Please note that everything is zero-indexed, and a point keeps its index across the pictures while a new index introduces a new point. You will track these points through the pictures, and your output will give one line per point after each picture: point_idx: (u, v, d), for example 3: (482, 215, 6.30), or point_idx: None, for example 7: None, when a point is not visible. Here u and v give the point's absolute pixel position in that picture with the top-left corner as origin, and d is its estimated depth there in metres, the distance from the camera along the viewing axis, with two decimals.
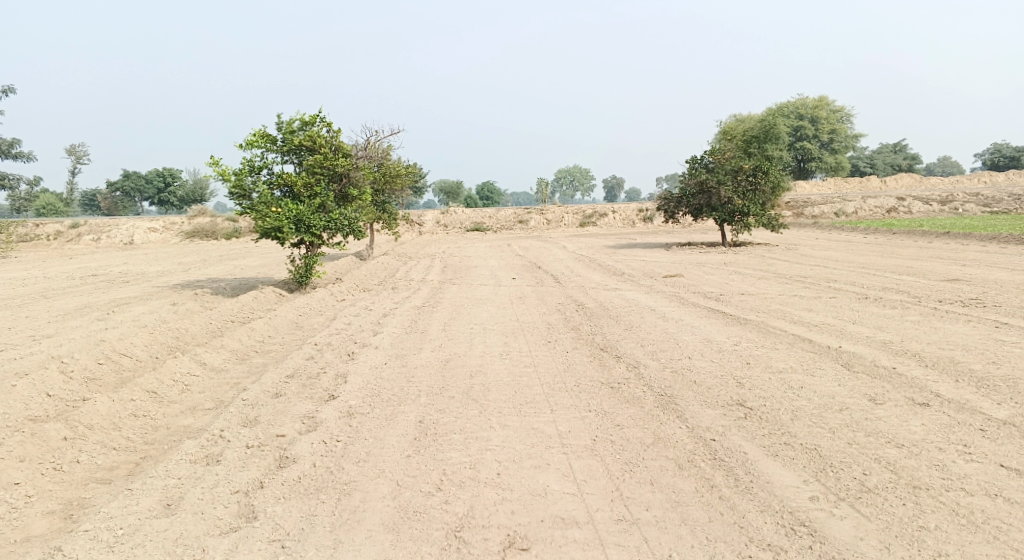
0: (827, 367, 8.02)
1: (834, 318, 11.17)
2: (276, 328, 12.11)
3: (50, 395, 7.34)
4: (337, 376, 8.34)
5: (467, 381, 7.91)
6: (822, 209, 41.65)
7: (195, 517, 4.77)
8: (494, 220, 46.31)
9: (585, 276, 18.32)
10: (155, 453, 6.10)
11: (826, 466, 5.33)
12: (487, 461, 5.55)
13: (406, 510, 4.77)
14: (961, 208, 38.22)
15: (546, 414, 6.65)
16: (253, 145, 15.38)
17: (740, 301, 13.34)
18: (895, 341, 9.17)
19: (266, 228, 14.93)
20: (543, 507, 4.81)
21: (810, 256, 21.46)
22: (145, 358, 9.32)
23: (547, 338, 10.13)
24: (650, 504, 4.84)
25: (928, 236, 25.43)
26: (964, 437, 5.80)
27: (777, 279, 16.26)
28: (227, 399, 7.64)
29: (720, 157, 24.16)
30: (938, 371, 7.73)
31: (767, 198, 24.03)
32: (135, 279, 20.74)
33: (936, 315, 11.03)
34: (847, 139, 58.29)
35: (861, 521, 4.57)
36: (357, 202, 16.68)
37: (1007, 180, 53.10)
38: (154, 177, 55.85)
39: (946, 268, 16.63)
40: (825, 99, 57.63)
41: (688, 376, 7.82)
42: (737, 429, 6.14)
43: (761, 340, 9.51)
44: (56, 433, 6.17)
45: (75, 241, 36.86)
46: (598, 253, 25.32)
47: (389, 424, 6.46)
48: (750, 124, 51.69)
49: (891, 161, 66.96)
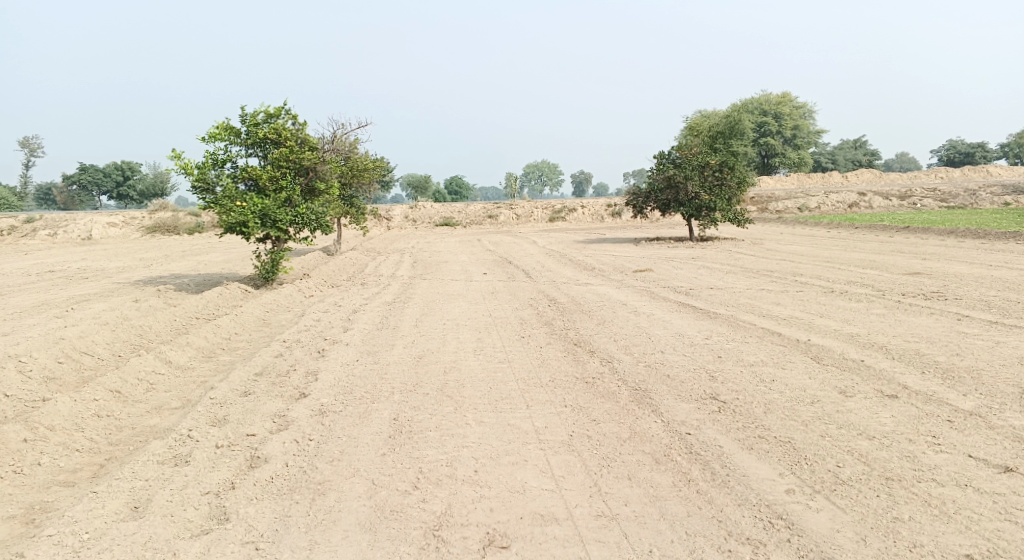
0: (797, 360, 8.12)
1: (802, 312, 11.33)
2: (243, 325, 11.87)
3: (8, 395, 7.08)
4: (307, 373, 8.20)
5: (441, 377, 7.83)
6: (786, 204, 42.36)
7: (164, 520, 4.63)
8: (463, 215, 46.12)
9: (556, 271, 18.34)
10: (121, 454, 5.91)
11: (801, 459, 5.39)
12: (464, 458, 5.49)
13: (383, 510, 4.69)
14: (919, 203, 39.18)
15: (522, 410, 6.62)
16: (216, 138, 15.05)
17: (710, 295, 13.46)
18: (862, 334, 9.33)
19: (231, 222, 14.64)
20: (522, 504, 4.77)
21: (776, 251, 21.79)
22: (107, 356, 9.06)
23: (520, 334, 10.10)
24: (629, 499, 4.83)
25: (889, 231, 26.01)
26: (933, 428, 5.92)
27: (745, 274, 16.46)
28: (194, 398, 7.45)
29: (687, 153, 24.36)
30: (904, 363, 7.89)
31: (733, 193, 24.30)
32: (94, 276, 20.18)
33: (900, 308, 11.27)
34: (809, 135, 59.33)
35: (837, 513, 4.63)
36: (325, 196, 16.43)
37: (963, 175, 54.58)
38: (113, 170, 54.42)
39: (907, 262, 17.01)
40: (788, 95, 58.56)
41: (662, 370, 7.85)
42: (712, 423, 6.17)
43: (732, 334, 9.60)
44: (15, 435, 5.95)
45: (30, 236, 35.74)
46: (568, 248, 25.38)
47: (363, 422, 6.36)
48: (716, 120, 52.30)
49: (852, 157, 68.37)
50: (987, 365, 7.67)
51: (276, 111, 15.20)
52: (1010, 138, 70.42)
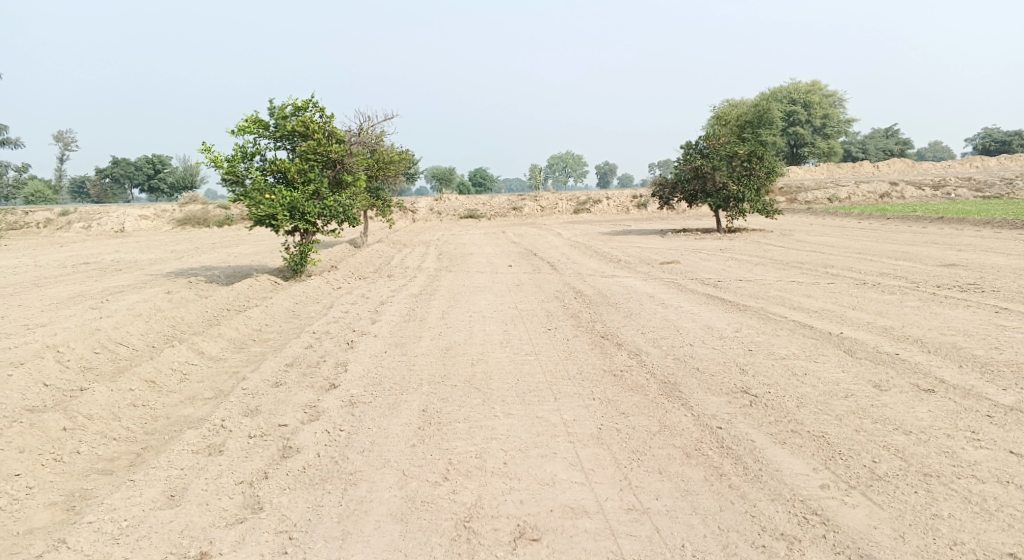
0: (829, 354, 8.00)
1: (834, 304, 11.15)
2: (273, 316, 12.00)
3: (47, 385, 7.24)
4: (336, 365, 8.27)
5: (469, 369, 7.85)
6: (816, 195, 41.71)
7: (200, 508, 4.71)
8: (487, 207, 46.12)
9: (581, 263, 18.26)
10: (156, 443, 6.02)
11: (835, 454, 5.31)
12: (493, 450, 5.50)
13: (414, 501, 4.71)
14: (953, 193, 38.34)
15: (550, 403, 6.60)
16: (245, 131, 15.21)
17: (739, 287, 13.30)
18: (896, 327, 9.16)
19: (260, 215, 14.79)
20: (552, 497, 4.76)
21: (806, 242, 21.48)
22: (142, 347, 9.22)
23: (547, 326, 10.07)
24: (660, 493, 4.80)
25: (922, 222, 25.49)
26: (971, 423, 5.79)
27: (774, 266, 16.24)
28: (227, 388, 7.55)
29: (715, 143, 24.04)
30: (940, 357, 7.72)
31: (762, 183, 23.96)
32: (128, 267, 20.55)
33: (935, 300, 11.04)
34: (840, 124, 58.28)
35: (873, 509, 4.55)
36: (352, 188, 16.52)
37: (999, 165, 53.26)
38: (144, 164, 55.32)
39: (942, 254, 16.65)
40: (818, 84, 57.53)
41: (691, 363, 7.78)
42: (743, 416, 6.11)
43: (762, 327, 9.48)
44: (55, 424, 6.08)
45: (65, 229, 36.49)
46: (594, 239, 25.26)
47: (392, 414, 6.40)
48: (744, 109, 51.60)
49: (883, 146, 67.08)
50: None
51: (303, 104, 15.31)
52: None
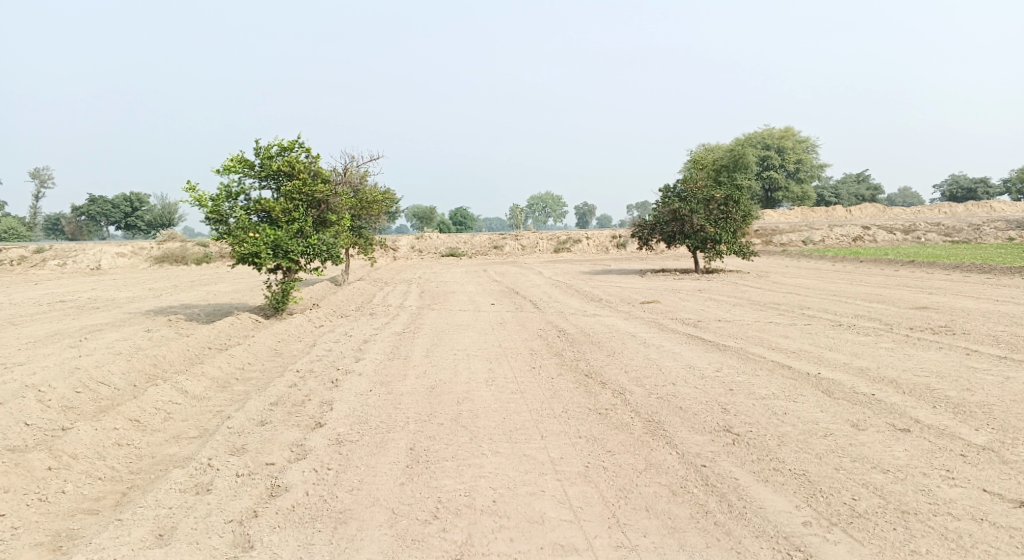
0: (808, 394, 8.17)
1: (811, 345, 11.39)
2: (256, 355, 11.98)
3: (29, 424, 7.17)
4: (322, 403, 8.28)
5: (455, 407, 7.90)
6: (791, 237, 42.56)
7: (190, 547, 4.70)
8: (468, 246, 46.38)
9: (563, 302, 18.44)
10: (142, 483, 5.99)
11: (816, 491, 5.44)
12: (482, 488, 5.55)
13: (405, 539, 4.76)
14: (923, 238, 39.33)
15: (537, 441, 6.68)
16: (231, 170, 15.34)
17: (718, 327, 13.53)
18: (872, 368, 9.39)
19: (243, 253, 14.84)
20: (541, 535, 4.83)
21: (782, 284, 21.91)
22: (123, 385, 9.15)
23: (530, 365, 10.17)
24: (648, 531, 4.89)
25: (895, 265, 26.10)
26: (946, 462, 5.97)
27: (753, 307, 16.54)
28: (211, 427, 7.53)
29: (692, 186, 24.61)
30: (914, 397, 7.94)
31: (738, 226, 24.47)
32: (105, 305, 20.34)
33: (909, 342, 11.32)
34: (813, 169, 59.78)
35: (855, 545, 4.68)
36: (336, 227, 16.63)
37: (966, 210, 54.84)
38: (121, 201, 54.99)
39: (914, 297, 17.09)
40: (791, 130, 59.17)
41: (674, 402, 7.91)
42: (726, 455, 6.23)
43: (742, 366, 9.67)
44: (40, 463, 6.04)
45: (40, 266, 36.03)
46: (575, 279, 25.48)
47: (380, 452, 6.43)
48: (719, 153, 52.83)
49: (855, 191, 68.76)
50: (998, 400, 7.72)
51: (289, 144, 15.50)
52: (1012, 174, 70.73)
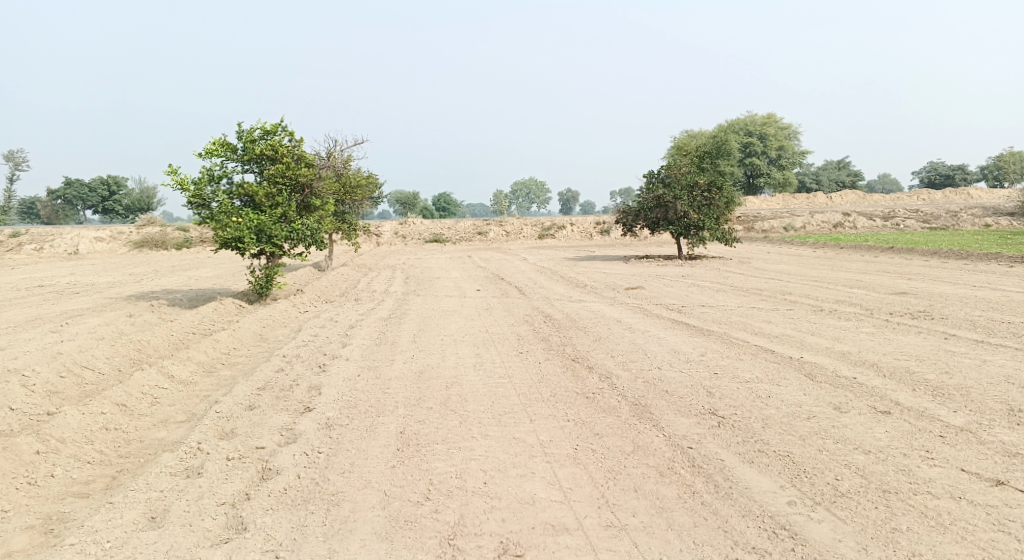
0: (791, 377, 8.30)
1: (793, 329, 11.56)
2: (241, 340, 11.94)
3: (14, 408, 7.09)
4: (310, 388, 8.28)
5: (443, 391, 7.95)
6: (772, 224, 42.94)
7: (184, 529, 4.72)
8: (452, 232, 46.23)
9: (548, 287, 18.50)
10: (132, 466, 5.99)
11: (801, 472, 5.56)
12: (473, 470, 5.61)
13: (397, 520, 4.81)
14: (903, 224, 39.83)
15: (526, 424, 6.75)
16: (213, 154, 15.19)
17: (702, 313, 13.66)
18: (853, 352, 9.55)
19: (226, 238, 14.73)
20: (533, 515, 4.90)
21: (764, 270, 22.09)
22: (108, 370, 9.07)
23: (518, 350, 10.24)
24: (636, 510, 4.98)
25: (875, 251, 26.41)
26: (925, 443, 6.12)
27: (736, 292, 16.70)
28: (199, 411, 7.51)
29: (676, 172, 24.71)
30: (895, 380, 8.09)
31: (721, 213, 24.57)
32: (85, 291, 20.06)
33: (889, 327, 11.51)
34: (795, 156, 60.11)
35: (838, 523, 4.80)
36: (320, 212, 16.51)
37: (944, 197, 55.63)
38: (98, 185, 54.32)
39: (893, 282, 17.35)
40: (773, 116, 59.46)
41: (660, 386, 8.00)
42: (713, 437, 6.34)
43: (726, 351, 9.79)
44: (28, 447, 6.01)
45: (16, 251, 35.48)
46: (560, 265, 25.55)
47: (370, 436, 6.46)
48: (702, 140, 53.11)
49: (835, 178, 69.42)
50: (975, 384, 7.89)
51: (272, 128, 15.36)
52: (988, 162, 71.61)
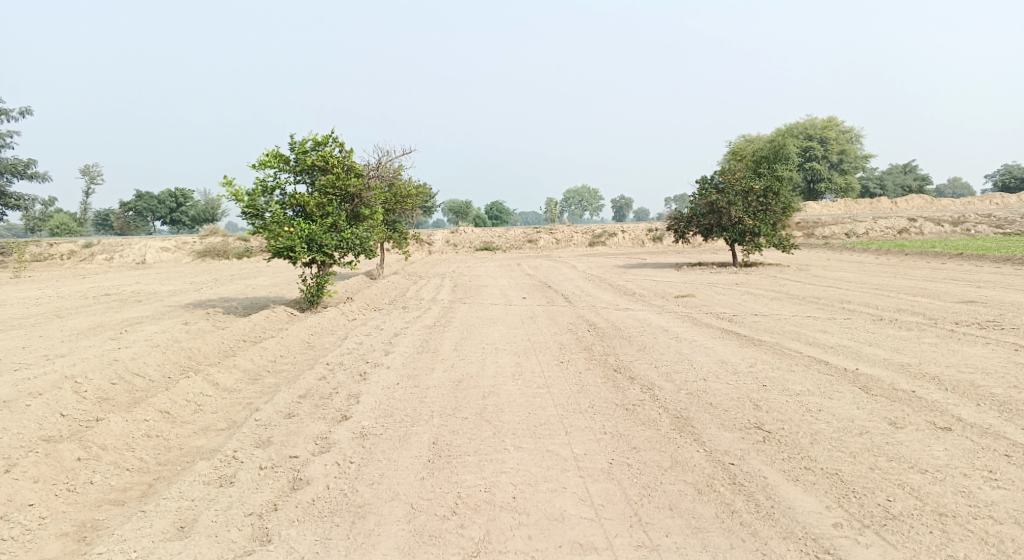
0: (845, 390, 7.90)
1: (850, 340, 11.04)
2: (288, 348, 12.10)
3: (64, 415, 7.31)
4: (349, 396, 8.29)
5: (480, 401, 7.85)
6: (833, 229, 41.57)
7: (209, 539, 4.73)
8: (503, 240, 46.29)
9: (596, 295, 18.24)
10: (169, 474, 6.07)
11: (849, 492, 5.23)
12: (502, 484, 5.47)
13: (421, 535, 4.71)
14: (973, 230, 37.99)
15: (561, 436, 6.58)
16: (266, 166, 15.53)
17: (754, 322, 13.21)
18: (913, 364, 9.04)
19: (278, 247, 14.99)
20: (560, 532, 4.73)
21: (823, 277, 21.31)
22: (157, 377, 9.29)
23: (559, 359, 10.06)
24: (670, 530, 4.76)
25: (943, 258, 25.20)
26: (989, 463, 5.70)
27: (791, 301, 16.10)
28: (239, 419, 7.60)
29: (730, 177, 24.11)
30: (957, 395, 7.60)
31: (777, 218, 23.84)
32: (147, 299, 20.76)
33: (954, 337, 10.88)
34: (856, 160, 58.18)
35: (887, 549, 4.48)
36: (369, 221, 16.66)
37: (1019, 201, 52.88)
38: (167, 197, 56.46)
39: (961, 290, 16.47)
40: (834, 119, 57.67)
41: (704, 398, 7.71)
42: (756, 452, 6.04)
43: (777, 362, 9.40)
44: (70, 454, 6.15)
45: (88, 261, 37.11)
46: (609, 273, 25.25)
47: (402, 446, 6.39)
48: (759, 144, 51.87)
49: (901, 182, 66.89)
50: None
51: (323, 139, 15.62)
52: None
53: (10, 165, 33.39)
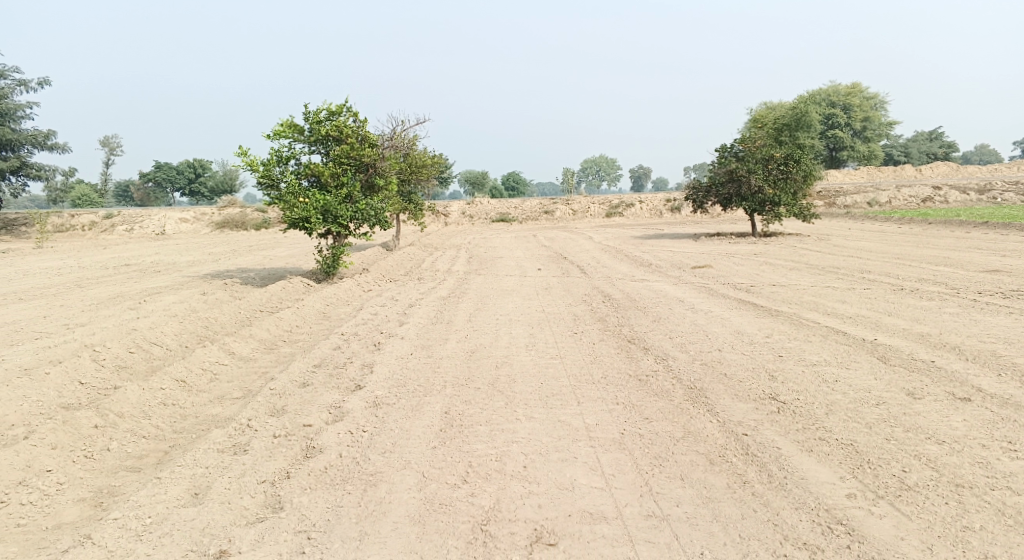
0: (862, 361, 7.80)
1: (869, 310, 10.89)
2: (304, 318, 12.17)
3: (83, 383, 7.42)
4: (363, 366, 8.33)
5: (493, 371, 7.85)
6: (855, 198, 40.89)
7: (222, 506, 4.79)
8: (520, 210, 46.09)
9: (612, 266, 18.13)
10: (184, 442, 6.14)
11: (864, 463, 5.17)
12: (514, 454, 5.47)
13: (432, 503, 4.72)
14: (999, 198, 37.20)
15: (573, 407, 6.56)
16: (281, 136, 15.48)
17: (772, 292, 13.05)
18: (933, 334, 8.90)
19: (294, 218, 14.98)
20: (570, 501, 4.73)
21: (843, 247, 20.98)
22: (174, 346, 9.38)
23: (573, 330, 10.02)
24: (681, 500, 4.74)
25: (967, 227, 24.75)
26: (1008, 434, 5.60)
27: (810, 271, 15.89)
28: (255, 388, 7.67)
29: (751, 145, 23.68)
30: (978, 365, 7.48)
31: (798, 187, 23.44)
32: (166, 270, 20.92)
33: (976, 307, 10.70)
34: (881, 127, 57.06)
35: (901, 520, 4.43)
36: (384, 191, 16.58)
37: None
38: (185, 168, 56.69)
39: (985, 259, 16.18)
40: (859, 85, 56.53)
41: (719, 369, 7.65)
42: (770, 423, 5.98)
43: (794, 332, 9.29)
44: (87, 421, 6.24)
45: (109, 232, 37.46)
46: (625, 244, 25.04)
47: (415, 415, 6.42)
48: (781, 112, 50.99)
49: (925, 149, 65.62)
50: None
51: (337, 109, 15.52)
52: None
53: (31, 136, 33.59)
